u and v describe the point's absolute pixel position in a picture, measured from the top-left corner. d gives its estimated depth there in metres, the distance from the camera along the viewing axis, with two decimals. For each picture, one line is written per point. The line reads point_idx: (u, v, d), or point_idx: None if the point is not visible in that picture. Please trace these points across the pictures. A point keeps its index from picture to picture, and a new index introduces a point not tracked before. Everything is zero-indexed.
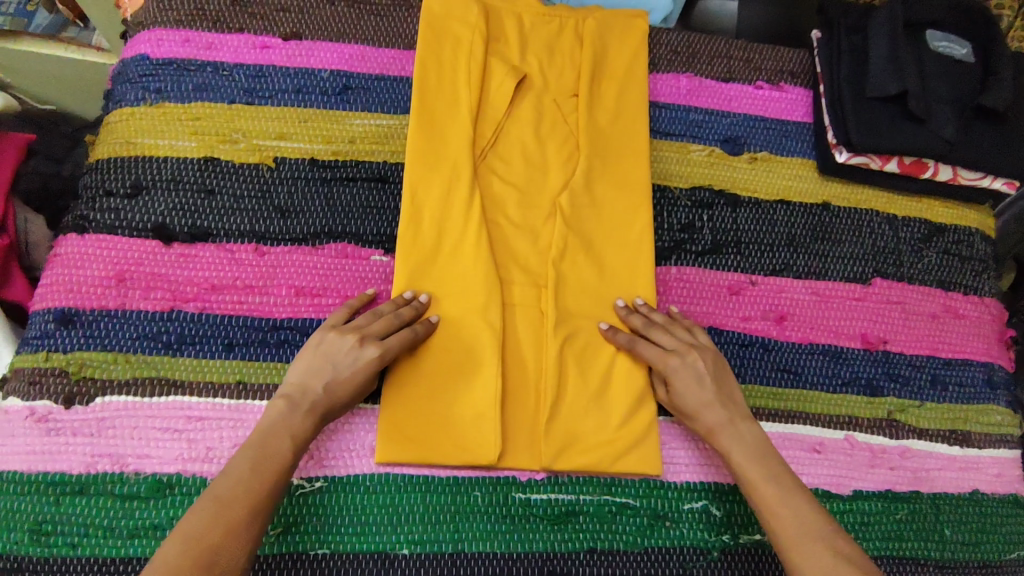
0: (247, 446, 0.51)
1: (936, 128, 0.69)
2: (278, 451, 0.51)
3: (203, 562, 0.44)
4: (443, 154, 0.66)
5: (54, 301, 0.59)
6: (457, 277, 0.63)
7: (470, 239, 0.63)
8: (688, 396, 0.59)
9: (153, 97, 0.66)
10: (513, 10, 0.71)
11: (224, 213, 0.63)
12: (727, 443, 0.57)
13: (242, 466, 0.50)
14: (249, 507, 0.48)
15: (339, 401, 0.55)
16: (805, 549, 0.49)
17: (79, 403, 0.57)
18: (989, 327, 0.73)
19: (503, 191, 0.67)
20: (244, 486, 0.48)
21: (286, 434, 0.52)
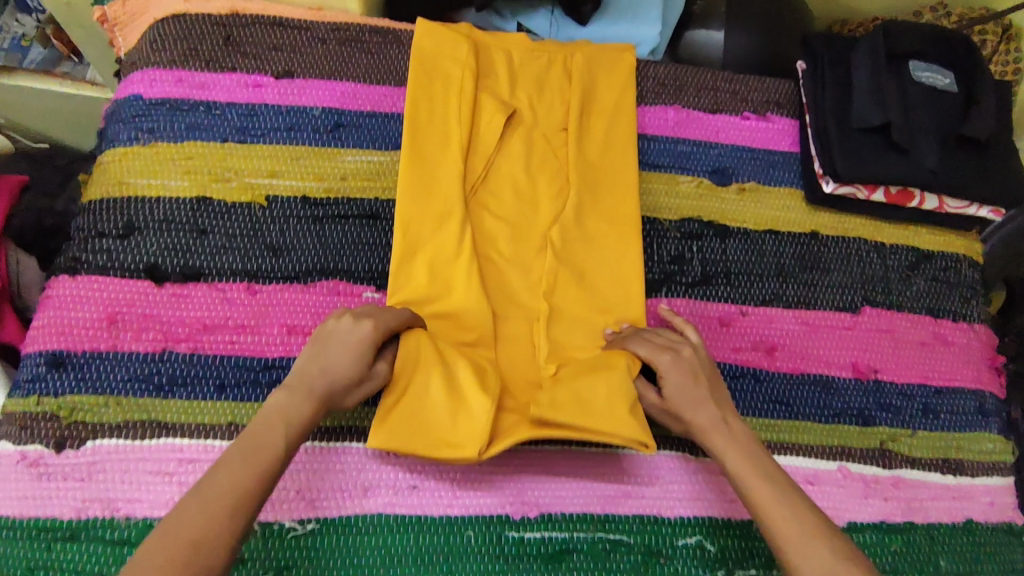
0: (240, 439, 0.47)
1: (921, 158, 0.69)
2: (274, 442, 0.47)
3: (182, 557, 0.39)
4: (434, 189, 0.66)
5: (46, 344, 0.59)
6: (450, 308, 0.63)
7: (463, 274, 0.64)
8: (682, 395, 0.56)
9: (145, 137, 0.67)
10: (502, 46, 0.72)
11: (217, 253, 0.63)
12: (719, 441, 0.53)
13: (237, 455, 0.45)
14: (238, 497, 0.43)
15: (344, 395, 0.53)
16: (806, 552, 0.45)
17: (70, 447, 0.57)
18: (979, 354, 0.73)
19: (495, 225, 0.68)
20: (240, 475, 0.44)
21: (283, 423, 0.48)
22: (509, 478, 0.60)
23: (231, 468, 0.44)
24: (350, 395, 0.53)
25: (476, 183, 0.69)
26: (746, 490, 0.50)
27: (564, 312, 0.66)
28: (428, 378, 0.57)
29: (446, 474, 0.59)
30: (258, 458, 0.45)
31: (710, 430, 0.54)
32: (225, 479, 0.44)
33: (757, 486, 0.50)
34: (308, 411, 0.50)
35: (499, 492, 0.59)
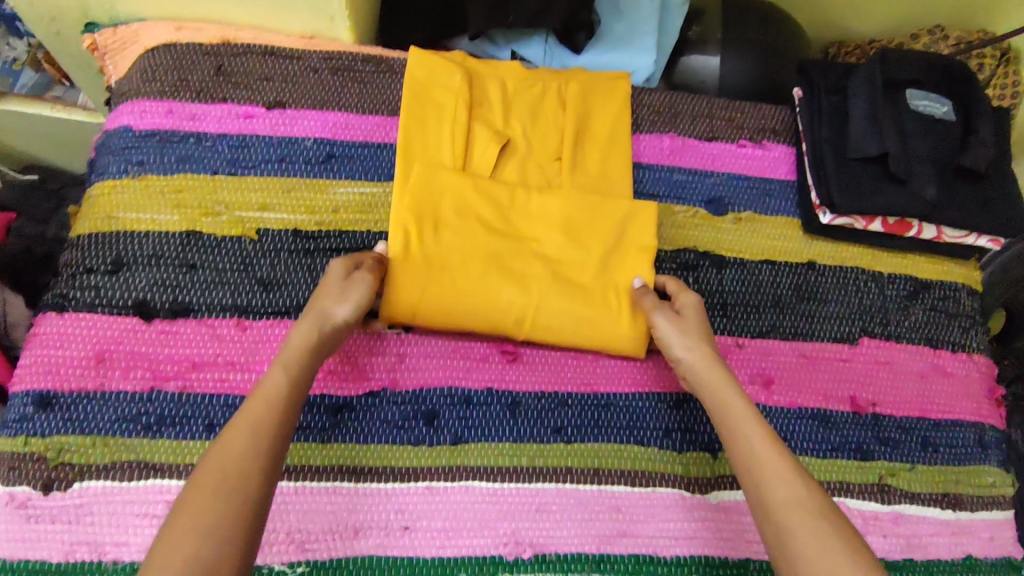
0: (206, 458, 0.45)
1: (918, 189, 0.69)
2: (240, 453, 0.45)
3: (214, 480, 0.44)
4: (430, 210, 0.66)
5: (32, 384, 0.58)
6: (452, 312, 0.63)
7: (458, 296, 0.63)
8: (674, 335, 0.60)
9: (135, 169, 0.66)
10: (495, 77, 0.73)
11: (207, 288, 0.63)
12: (708, 380, 0.57)
13: (207, 471, 0.44)
14: (253, 432, 0.47)
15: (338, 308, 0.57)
16: (776, 483, 0.48)
17: (57, 489, 0.56)
18: (978, 385, 0.72)
19: (491, 246, 0.66)
20: (217, 491, 0.43)
21: (247, 430, 0.47)
22: (502, 518, 0.59)
23: (204, 490, 0.43)
24: (337, 305, 0.57)
25: (473, 203, 0.67)
26: (728, 426, 0.53)
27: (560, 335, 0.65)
28: (450, 278, 0.64)
29: (439, 514, 0.59)
30: (228, 474, 0.44)
31: (700, 370, 0.58)
32: (200, 498, 0.43)
33: (733, 415, 0.54)
34: (270, 414, 0.48)
35: (492, 533, 0.59)
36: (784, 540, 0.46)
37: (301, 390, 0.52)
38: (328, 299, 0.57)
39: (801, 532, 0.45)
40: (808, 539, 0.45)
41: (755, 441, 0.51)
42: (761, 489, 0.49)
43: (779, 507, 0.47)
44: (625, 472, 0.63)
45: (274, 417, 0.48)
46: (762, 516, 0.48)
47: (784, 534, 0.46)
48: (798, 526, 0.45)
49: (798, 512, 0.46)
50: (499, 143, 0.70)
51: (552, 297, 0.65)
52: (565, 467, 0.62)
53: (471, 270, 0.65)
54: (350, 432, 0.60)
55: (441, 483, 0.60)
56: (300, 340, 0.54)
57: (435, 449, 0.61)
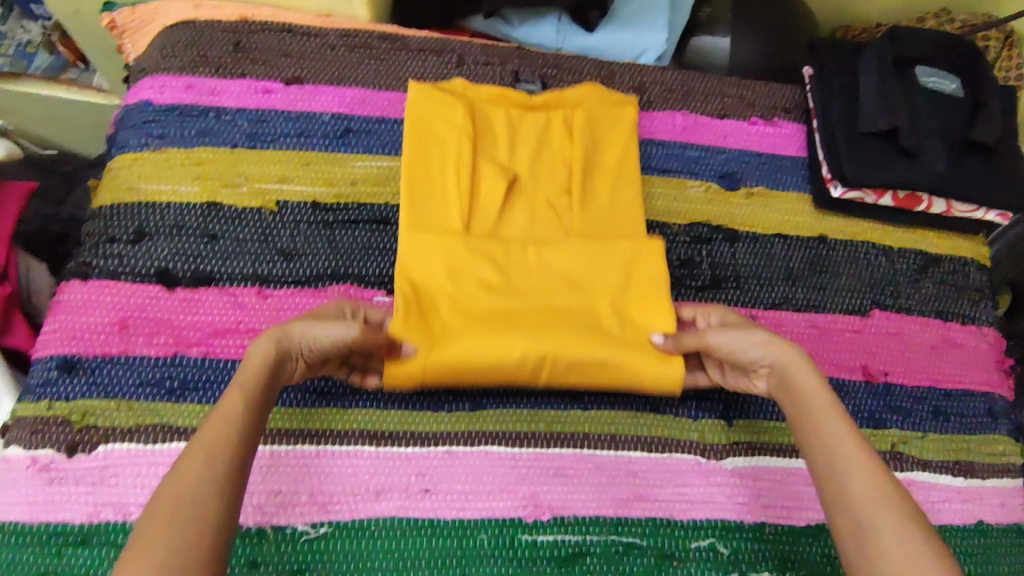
0: (161, 488, 0.43)
1: (929, 163, 0.70)
2: (194, 481, 0.43)
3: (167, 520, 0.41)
4: (434, 255, 0.63)
5: (57, 349, 0.59)
6: (469, 359, 0.59)
7: (469, 344, 0.59)
8: (743, 337, 0.57)
9: (155, 142, 0.67)
10: (498, 107, 0.71)
11: (228, 258, 0.63)
12: (792, 372, 0.55)
13: (163, 503, 0.42)
14: (207, 464, 0.44)
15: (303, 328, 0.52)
16: (862, 485, 0.47)
17: (81, 451, 0.56)
18: (988, 357, 0.73)
19: (499, 299, 0.63)
20: (166, 524, 0.40)
21: (200, 456, 0.44)
22: (521, 482, 0.60)
23: (156, 524, 0.41)
24: (304, 323, 0.52)
25: (480, 245, 0.64)
26: (811, 420, 0.52)
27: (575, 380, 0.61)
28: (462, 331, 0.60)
29: (459, 478, 0.59)
30: (181, 506, 0.41)
31: (780, 363, 0.56)
32: (150, 532, 0.40)
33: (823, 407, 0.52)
34: (227, 435, 0.45)
35: (512, 496, 0.59)
36: (868, 544, 0.45)
37: (260, 409, 0.48)
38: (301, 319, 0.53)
39: (886, 537, 0.45)
40: (893, 543, 0.44)
41: (839, 437, 0.50)
42: (843, 490, 0.48)
43: (864, 510, 0.46)
44: (641, 438, 0.63)
45: (231, 440, 0.45)
46: (842, 515, 0.47)
47: (867, 538, 0.45)
48: (883, 530, 0.45)
49: (885, 515, 0.46)
50: (506, 182, 0.68)
51: (575, 336, 0.61)
52: (583, 433, 0.63)
53: (480, 320, 0.61)
54: (372, 398, 0.62)
55: (460, 447, 0.61)
56: (258, 360, 0.50)
57: (454, 416, 0.62)
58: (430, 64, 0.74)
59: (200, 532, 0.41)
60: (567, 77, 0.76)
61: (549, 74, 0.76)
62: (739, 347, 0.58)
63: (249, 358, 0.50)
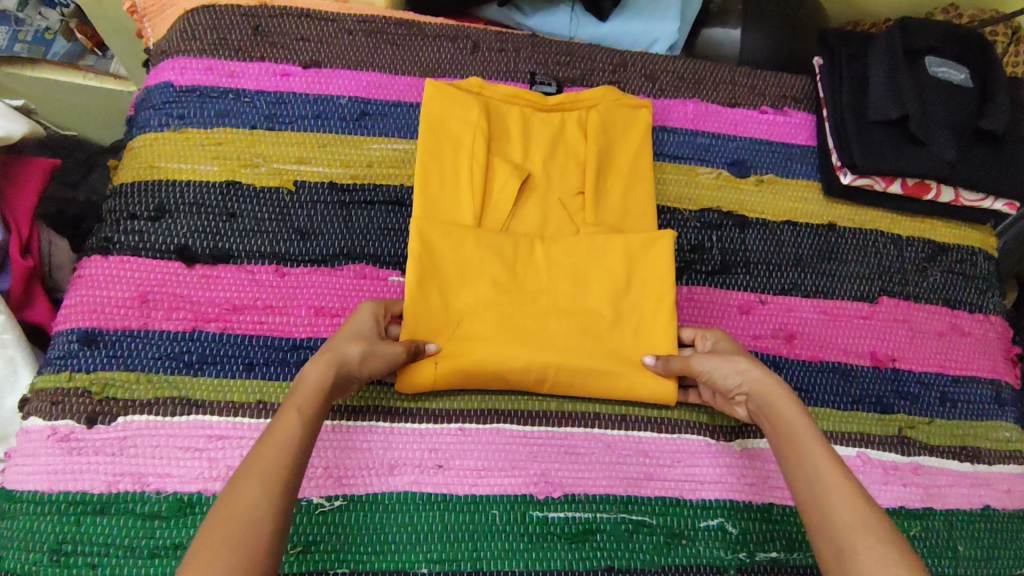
0: (220, 501, 0.42)
1: (937, 151, 0.70)
2: (251, 499, 0.42)
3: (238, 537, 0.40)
4: (445, 253, 0.64)
5: (77, 321, 0.60)
6: (473, 360, 0.61)
7: (476, 349, 0.61)
8: (724, 364, 0.59)
9: (176, 123, 0.68)
10: (513, 108, 0.72)
11: (246, 236, 0.64)
12: (771, 398, 0.55)
13: (219, 516, 0.41)
14: (265, 484, 0.43)
15: (352, 352, 0.54)
16: (837, 503, 0.46)
17: (101, 422, 0.57)
18: (994, 345, 0.74)
19: (507, 299, 0.64)
20: (224, 542, 0.39)
21: (258, 475, 0.43)
22: (532, 459, 0.61)
23: (212, 535, 0.40)
24: (355, 350, 0.54)
25: (492, 244, 0.65)
26: (791, 446, 0.52)
27: (567, 392, 0.63)
28: (471, 333, 0.63)
29: (472, 454, 0.60)
30: (234, 517, 0.41)
31: (760, 388, 0.56)
32: (205, 544, 0.39)
33: (799, 434, 0.52)
34: (284, 456, 0.45)
35: (523, 474, 0.60)
36: (846, 563, 0.43)
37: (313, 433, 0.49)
38: (346, 342, 0.55)
39: (863, 553, 0.42)
40: (870, 559, 0.42)
41: (821, 462, 0.49)
42: (824, 510, 0.46)
43: (844, 530, 0.44)
44: (651, 419, 0.64)
45: (288, 462, 0.45)
46: (822, 534, 0.46)
47: (847, 554, 0.43)
48: (859, 546, 0.43)
49: (862, 533, 0.44)
50: (518, 181, 0.69)
51: (578, 343, 0.63)
52: (593, 413, 0.64)
53: (489, 326, 0.63)
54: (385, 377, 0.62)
55: (472, 425, 0.61)
56: (314, 382, 0.51)
57: (467, 395, 0.63)
58: (445, 50, 0.75)
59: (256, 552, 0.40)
60: (580, 65, 0.77)
61: (562, 61, 0.77)
62: (720, 372, 0.59)
63: (306, 378, 0.51)
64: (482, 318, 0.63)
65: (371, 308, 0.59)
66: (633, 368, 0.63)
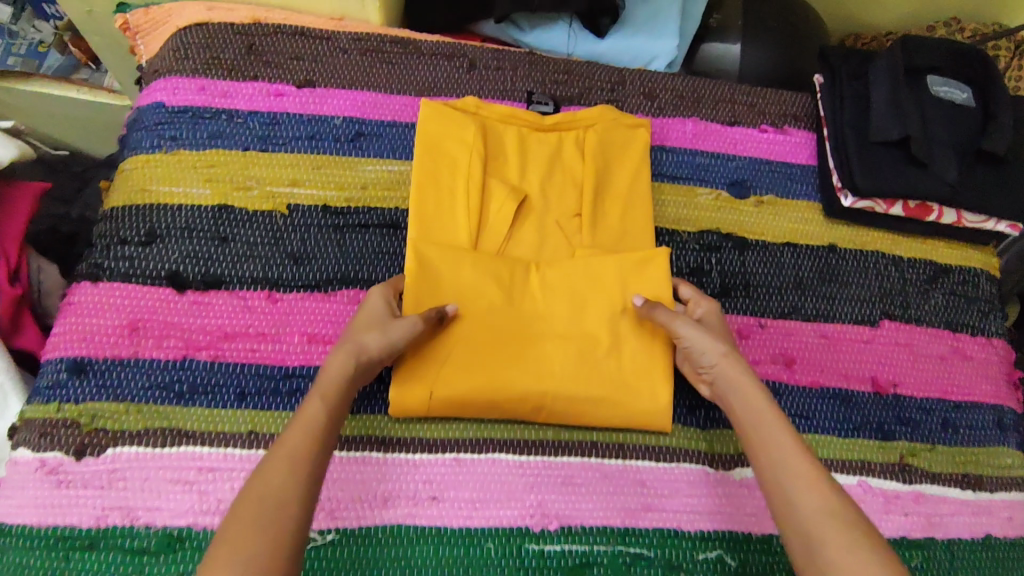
0: (249, 485, 0.44)
1: (940, 173, 0.69)
2: (278, 484, 0.44)
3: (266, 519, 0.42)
4: (440, 277, 0.63)
5: (66, 351, 0.59)
6: (469, 388, 0.60)
7: (473, 374, 0.61)
8: (698, 338, 0.58)
9: (167, 144, 0.67)
10: (510, 127, 0.71)
11: (238, 261, 0.63)
12: (735, 384, 0.55)
13: (248, 501, 0.43)
14: (290, 469, 0.45)
15: (373, 341, 0.55)
16: (806, 494, 0.47)
17: (90, 454, 0.56)
18: (996, 369, 0.73)
19: (504, 324, 0.63)
20: (256, 526, 0.41)
21: (286, 460, 0.45)
22: (528, 489, 0.60)
23: (241, 520, 0.41)
24: (374, 337, 0.55)
25: (488, 267, 0.64)
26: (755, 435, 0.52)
27: (564, 421, 0.62)
28: (469, 360, 0.61)
29: (467, 485, 0.59)
30: (263, 501, 0.43)
31: (729, 371, 0.56)
32: (235, 530, 0.41)
33: (762, 423, 0.52)
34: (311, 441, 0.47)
35: (519, 505, 0.59)
36: (817, 556, 0.44)
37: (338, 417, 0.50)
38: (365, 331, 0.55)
39: (833, 546, 0.43)
40: (840, 551, 0.43)
41: (788, 453, 0.49)
42: (792, 503, 0.47)
43: (813, 522, 0.45)
44: (649, 447, 0.63)
45: (315, 449, 0.47)
46: (792, 525, 0.46)
47: (815, 546, 0.44)
48: (830, 540, 0.44)
49: (831, 525, 0.44)
50: (515, 203, 0.68)
51: (575, 371, 0.62)
52: (590, 442, 0.63)
53: (488, 346, 0.62)
54: (380, 403, 0.62)
55: (468, 455, 0.61)
56: (337, 371, 0.52)
57: (463, 424, 0.62)
58: (442, 69, 0.74)
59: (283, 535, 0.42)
60: (578, 83, 0.76)
61: (560, 79, 0.76)
62: (695, 345, 0.59)
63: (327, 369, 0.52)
64: (478, 343, 0.62)
65: (382, 295, 0.60)
66: (631, 397, 0.62)
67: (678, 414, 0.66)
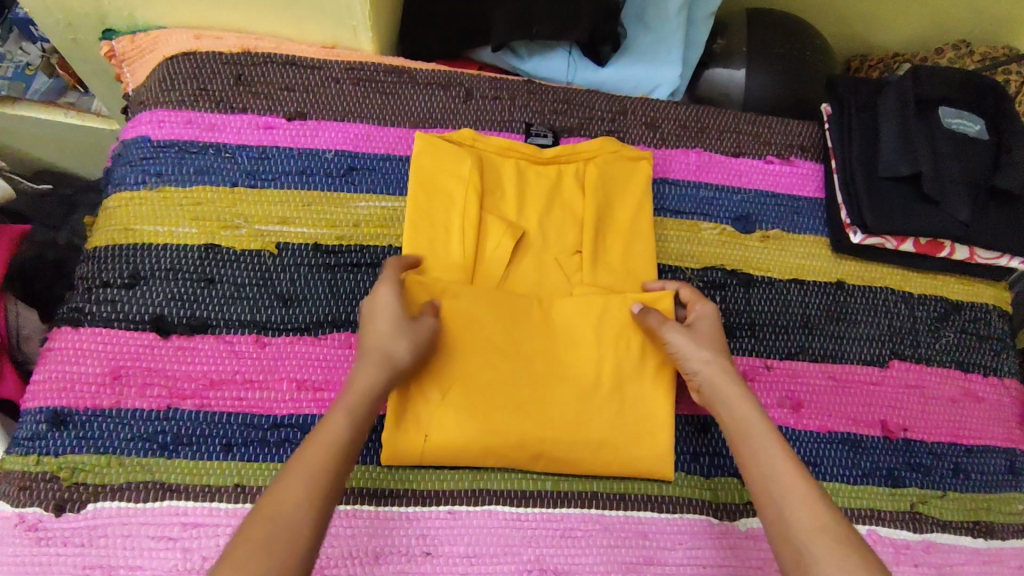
0: (260, 501, 0.43)
1: (952, 211, 0.67)
2: (291, 500, 0.42)
3: (276, 543, 0.40)
4: None
5: (45, 400, 0.57)
6: (464, 437, 0.58)
7: (471, 421, 0.58)
8: (688, 345, 0.57)
9: (153, 180, 0.65)
10: (507, 160, 0.68)
11: (225, 303, 0.61)
12: (723, 393, 0.54)
13: (261, 518, 0.41)
14: (308, 487, 0.43)
15: (401, 349, 0.53)
16: (798, 509, 0.46)
17: (70, 510, 0.54)
18: (1009, 410, 0.71)
19: (501, 367, 0.60)
20: (265, 548, 0.40)
21: (305, 478, 0.43)
22: (526, 544, 0.58)
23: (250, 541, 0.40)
24: (403, 345, 0.53)
25: (485, 309, 0.61)
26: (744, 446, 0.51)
27: (562, 471, 0.60)
28: (466, 406, 0.58)
29: (462, 540, 0.57)
30: (273, 522, 0.41)
31: (717, 381, 0.55)
32: (243, 549, 0.40)
33: (751, 434, 0.51)
34: (329, 456, 0.45)
35: (517, 559, 0.57)
36: (811, 573, 0.43)
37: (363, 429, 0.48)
38: (391, 335, 0.53)
39: (826, 562, 0.43)
40: (834, 568, 0.43)
41: (778, 466, 0.49)
42: (784, 518, 0.46)
43: (806, 538, 0.45)
44: (651, 497, 0.61)
45: (332, 462, 0.45)
46: (783, 541, 0.46)
47: (809, 562, 0.44)
48: (823, 556, 0.43)
49: (823, 541, 0.44)
50: (512, 240, 0.65)
51: (576, 419, 0.60)
52: (591, 492, 0.61)
53: (492, 390, 0.59)
54: (371, 452, 0.59)
55: (463, 507, 0.58)
56: (365, 383, 0.50)
57: (458, 474, 0.60)
58: (437, 99, 0.72)
59: (293, 556, 0.41)
60: (577, 113, 0.74)
61: (559, 109, 0.74)
62: (682, 353, 0.57)
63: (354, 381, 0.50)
64: (474, 388, 0.59)
65: (392, 288, 0.56)
66: (634, 446, 0.60)
67: (680, 461, 0.63)
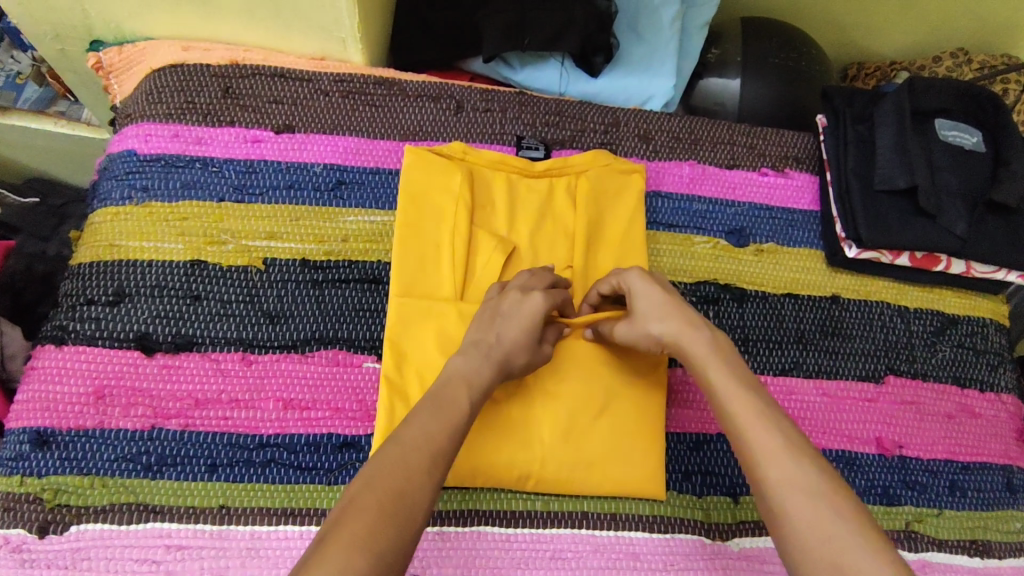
0: (373, 461, 0.42)
1: (948, 225, 0.66)
2: (410, 463, 0.42)
3: (389, 501, 0.40)
4: (423, 341, 0.61)
5: (29, 420, 0.56)
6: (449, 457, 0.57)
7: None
8: (639, 332, 0.55)
9: (139, 196, 0.64)
10: (498, 173, 0.67)
11: (212, 320, 0.61)
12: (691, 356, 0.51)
13: (382, 476, 0.41)
14: (430, 457, 0.43)
15: (515, 362, 0.54)
16: (771, 467, 0.43)
17: (53, 532, 0.53)
18: (1006, 426, 0.70)
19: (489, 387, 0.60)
20: (385, 506, 0.39)
21: (425, 460, 0.43)
22: (515, 565, 0.57)
23: (355, 521, 0.38)
24: (519, 359, 0.54)
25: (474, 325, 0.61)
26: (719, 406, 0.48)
27: (552, 491, 0.59)
28: None
29: (450, 561, 0.56)
30: (389, 506, 0.40)
31: (683, 348, 0.52)
32: (348, 513, 0.39)
33: (726, 393, 0.48)
34: (447, 448, 0.45)
35: None
36: (786, 533, 0.41)
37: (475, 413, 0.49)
38: (517, 346, 0.54)
39: (802, 523, 0.40)
40: (814, 528, 0.40)
41: (751, 422, 0.46)
42: (758, 477, 0.44)
43: (782, 498, 0.42)
44: (643, 517, 0.60)
45: (446, 435, 0.45)
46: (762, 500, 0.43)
47: (785, 524, 0.41)
48: (798, 515, 0.41)
49: (798, 499, 0.41)
50: (502, 255, 0.64)
51: (565, 440, 0.59)
52: (581, 512, 0.60)
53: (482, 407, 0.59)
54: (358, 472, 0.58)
55: (452, 528, 0.58)
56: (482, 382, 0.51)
57: (447, 493, 0.59)
58: (427, 112, 0.71)
59: (407, 515, 0.40)
60: (569, 125, 0.73)
61: (551, 121, 0.73)
62: (641, 340, 0.55)
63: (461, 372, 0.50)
64: None
65: (547, 307, 0.55)
66: (623, 465, 0.60)
67: (672, 480, 0.62)
